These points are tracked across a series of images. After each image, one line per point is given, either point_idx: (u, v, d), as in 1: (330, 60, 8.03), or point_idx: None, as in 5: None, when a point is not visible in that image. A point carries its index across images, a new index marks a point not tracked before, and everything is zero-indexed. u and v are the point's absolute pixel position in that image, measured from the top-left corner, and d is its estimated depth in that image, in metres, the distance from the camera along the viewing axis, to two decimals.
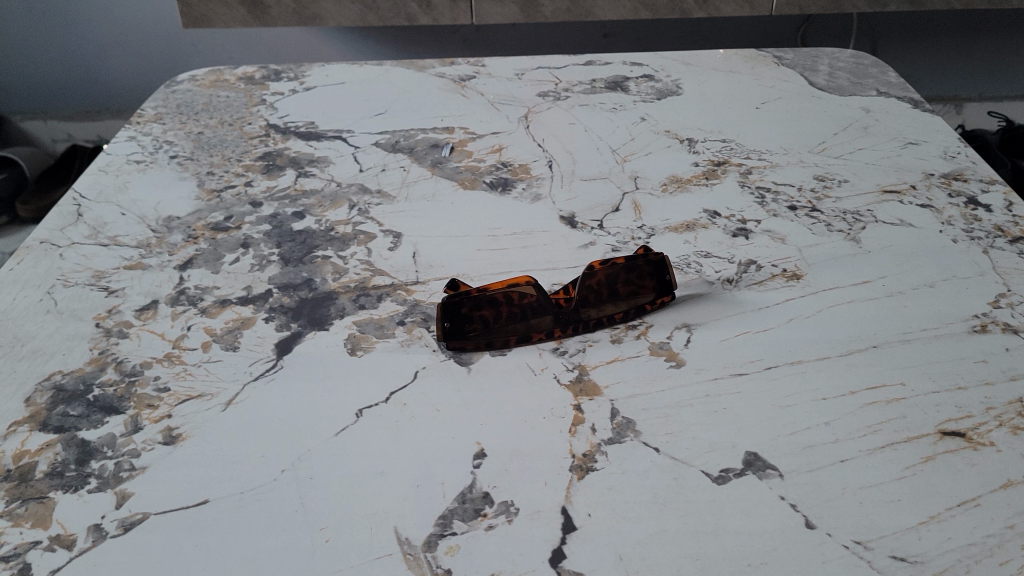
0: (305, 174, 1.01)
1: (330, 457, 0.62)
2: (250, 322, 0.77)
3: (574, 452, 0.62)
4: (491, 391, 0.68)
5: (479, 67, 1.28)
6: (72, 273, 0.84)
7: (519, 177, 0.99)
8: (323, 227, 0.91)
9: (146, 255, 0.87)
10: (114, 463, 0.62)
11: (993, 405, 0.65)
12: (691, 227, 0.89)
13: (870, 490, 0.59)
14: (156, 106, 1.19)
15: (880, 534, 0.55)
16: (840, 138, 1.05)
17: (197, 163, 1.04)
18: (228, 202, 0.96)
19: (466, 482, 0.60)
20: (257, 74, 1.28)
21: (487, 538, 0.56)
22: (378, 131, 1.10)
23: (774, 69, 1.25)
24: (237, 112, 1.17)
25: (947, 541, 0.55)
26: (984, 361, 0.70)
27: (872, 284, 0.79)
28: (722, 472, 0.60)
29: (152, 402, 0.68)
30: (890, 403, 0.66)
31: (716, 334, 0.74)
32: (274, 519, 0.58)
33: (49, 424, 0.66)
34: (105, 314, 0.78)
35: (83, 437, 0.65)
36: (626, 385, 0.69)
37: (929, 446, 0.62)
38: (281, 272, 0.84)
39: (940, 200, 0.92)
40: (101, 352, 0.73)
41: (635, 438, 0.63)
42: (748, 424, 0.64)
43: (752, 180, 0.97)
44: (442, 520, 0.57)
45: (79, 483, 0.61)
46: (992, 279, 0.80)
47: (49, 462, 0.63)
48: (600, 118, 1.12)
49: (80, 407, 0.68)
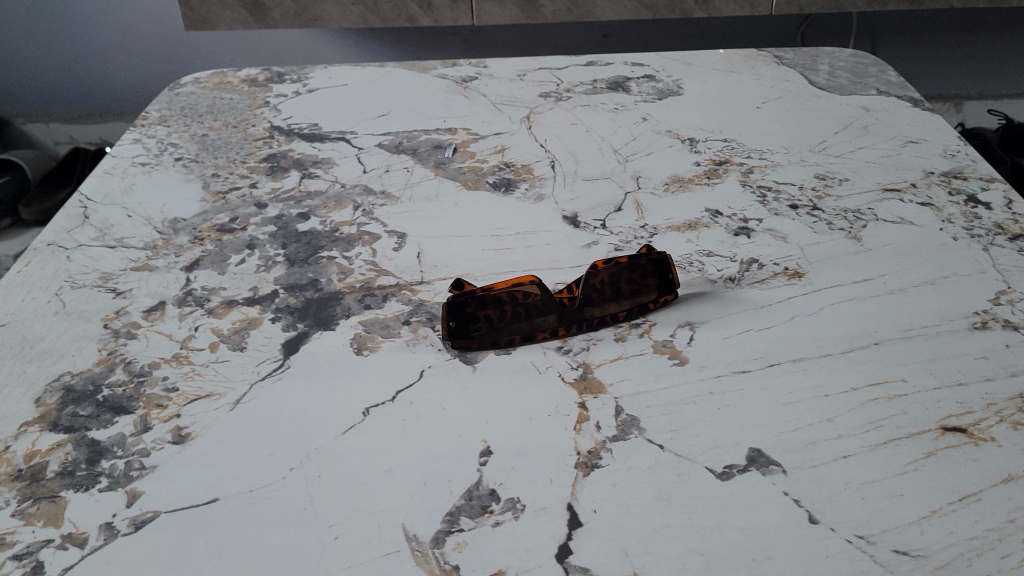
0: (309, 176, 1.01)
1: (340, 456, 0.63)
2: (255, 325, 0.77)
3: (579, 449, 0.63)
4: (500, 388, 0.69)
5: (480, 68, 1.29)
6: (80, 276, 0.84)
7: (522, 177, 1.00)
8: (328, 228, 0.91)
9: (152, 257, 0.87)
10: (124, 462, 0.63)
11: (994, 401, 0.66)
12: (693, 226, 0.89)
13: (873, 485, 0.59)
14: (161, 108, 1.20)
15: (883, 529, 0.56)
16: (841, 137, 1.06)
17: (202, 165, 1.05)
18: (233, 204, 0.97)
19: (473, 479, 0.61)
20: (260, 76, 1.28)
21: (495, 534, 0.57)
22: (382, 132, 1.11)
23: (774, 68, 1.25)
24: (241, 114, 1.17)
25: (948, 535, 0.56)
26: (984, 357, 0.70)
27: (873, 282, 0.80)
28: (726, 468, 0.61)
29: (161, 402, 0.68)
30: (892, 399, 0.66)
31: (719, 332, 0.74)
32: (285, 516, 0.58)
33: (60, 424, 0.67)
34: (114, 315, 0.79)
35: (93, 437, 0.66)
36: (631, 383, 0.69)
37: (930, 441, 0.63)
38: (287, 273, 0.84)
39: (940, 198, 0.93)
40: (110, 353, 0.74)
41: (640, 435, 0.64)
42: (752, 421, 0.65)
43: (753, 179, 0.98)
44: (450, 517, 0.58)
45: (90, 482, 0.62)
46: (992, 275, 0.80)
47: (60, 461, 0.63)
48: (601, 119, 1.12)
49: (90, 407, 0.68)
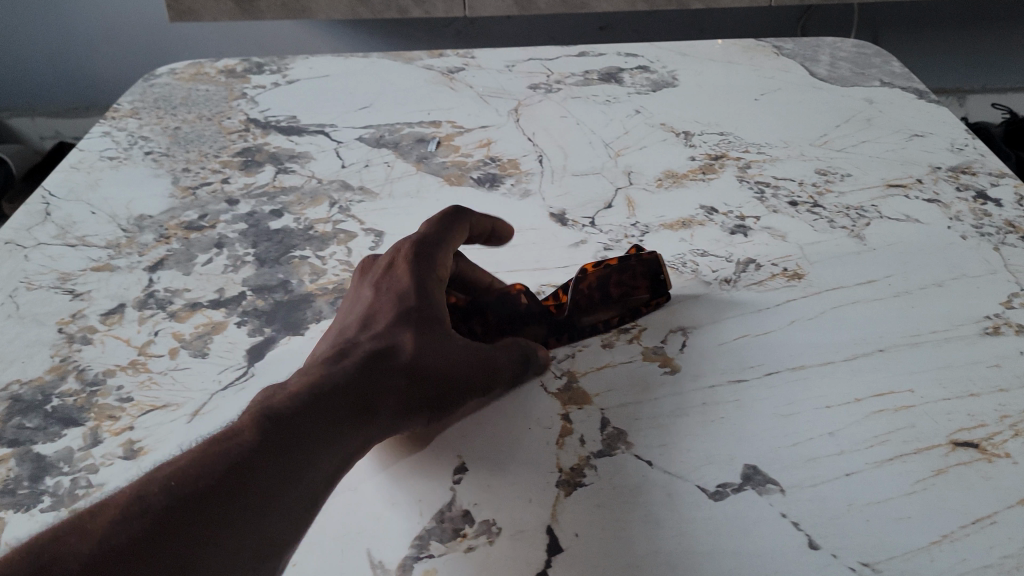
0: (285, 171, 0.97)
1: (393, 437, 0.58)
2: (402, 242, 0.68)
3: (561, 466, 0.59)
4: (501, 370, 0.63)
5: (468, 59, 1.23)
6: (37, 276, 0.79)
7: (507, 173, 0.95)
8: (301, 226, 0.87)
9: (115, 256, 0.82)
10: (70, 480, 0.59)
11: (1008, 414, 0.61)
12: (687, 225, 0.85)
13: (880, 506, 0.55)
14: (133, 100, 1.15)
15: (890, 555, 0.52)
16: (843, 131, 1.01)
17: (173, 159, 1.00)
18: (203, 200, 0.92)
19: (446, 499, 0.56)
20: (238, 67, 1.23)
21: (468, 560, 0.53)
22: (362, 125, 1.06)
23: (773, 59, 1.20)
24: (217, 106, 1.12)
25: (961, 563, 0.51)
26: (997, 365, 0.66)
27: (877, 283, 0.75)
28: (719, 486, 0.57)
29: (114, 413, 0.64)
30: (899, 411, 0.62)
31: (714, 337, 0.70)
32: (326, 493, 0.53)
33: (3, 437, 0.62)
34: (69, 318, 0.74)
35: (38, 451, 0.61)
36: (618, 393, 0.65)
37: (941, 458, 0.58)
38: (256, 273, 0.80)
39: (947, 194, 0.88)
40: (63, 359, 0.69)
41: (627, 450, 0.60)
42: (749, 435, 0.60)
43: (751, 174, 0.93)
44: (419, 541, 0.54)
45: (31, 501, 0.57)
46: (1005, 277, 0.76)
47: (1, 479, 0.59)
48: (592, 112, 1.07)
49: (37, 419, 0.64)
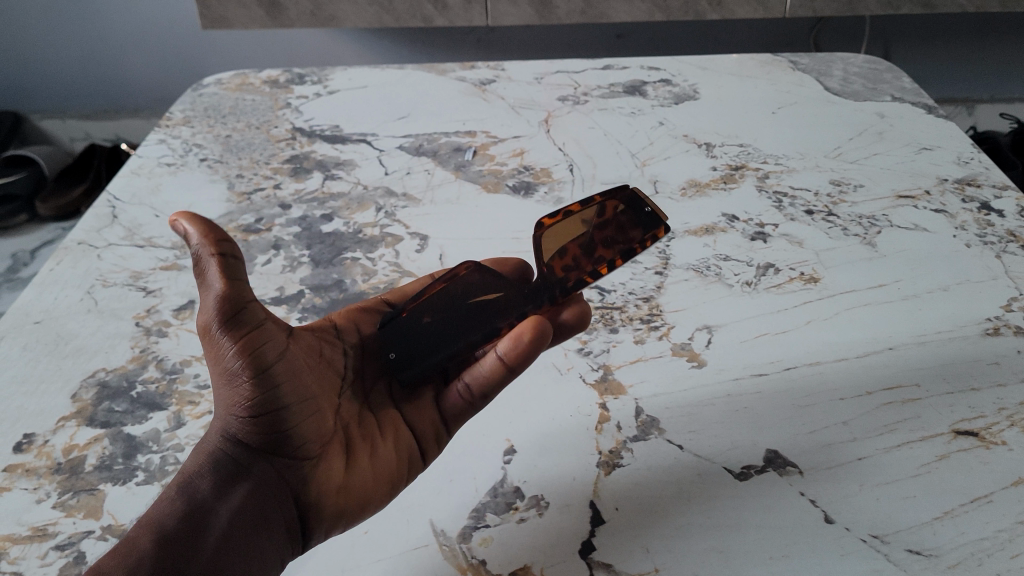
0: (332, 177, 1.03)
1: (331, 436, 0.59)
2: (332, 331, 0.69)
3: (600, 449, 0.65)
4: (445, 303, 0.67)
5: (499, 71, 1.30)
6: (110, 274, 0.86)
7: (541, 181, 1.01)
8: (351, 229, 0.93)
9: (180, 257, 0.89)
10: (160, 457, 0.65)
11: (1005, 406, 0.67)
12: (710, 231, 0.91)
13: (887, 486, 0.61)
14: (185, 109, 1.22)
15: (897, 529, 0.58)
16: (856, 144, 1.07)
17: (226, 166, 1.07)
18: (258, 205, 0.98)
19: (498, 477, 0.63)
20: (281, 77, 1.30)
21: (520, 530, 0.59)
22: (402, 135, 1.13)
23: (789, 73, 1.26)
24: (263, 116, 1.19)
25: (960, 536, 0.57)
26: (996, 363, 0.72)
27: (887, 287, 0.81)
28: (744, 468, 0.63)
29: (193, 399, 0.70)
30: (905, 403, 0.68)
31: (737, 335, 0.76)
32: (283, 527, 0.56)
33: (95, 419, 0.69)
34: (145, 313, 0.81)
35: (128, 432, 0.68)
36: (650, 385, 0.71)
37: (944, 444, 0.64)
38: (313, 273, 0.86)
39: (954, 205, 0.94)
40: (142, 350, 0.76)
41: (660, 435, 0.66)
42: (770, 424, 0.67)
43: (769, 185, 0.99)
44: (475, 513, 0.60)
45: (127, 475, 0.64)
46: (1005, 283, 0.82)
47: (97, 456, 0.66)
48: (618, 123, 1.14)
49: (124, 403, 0.70)
